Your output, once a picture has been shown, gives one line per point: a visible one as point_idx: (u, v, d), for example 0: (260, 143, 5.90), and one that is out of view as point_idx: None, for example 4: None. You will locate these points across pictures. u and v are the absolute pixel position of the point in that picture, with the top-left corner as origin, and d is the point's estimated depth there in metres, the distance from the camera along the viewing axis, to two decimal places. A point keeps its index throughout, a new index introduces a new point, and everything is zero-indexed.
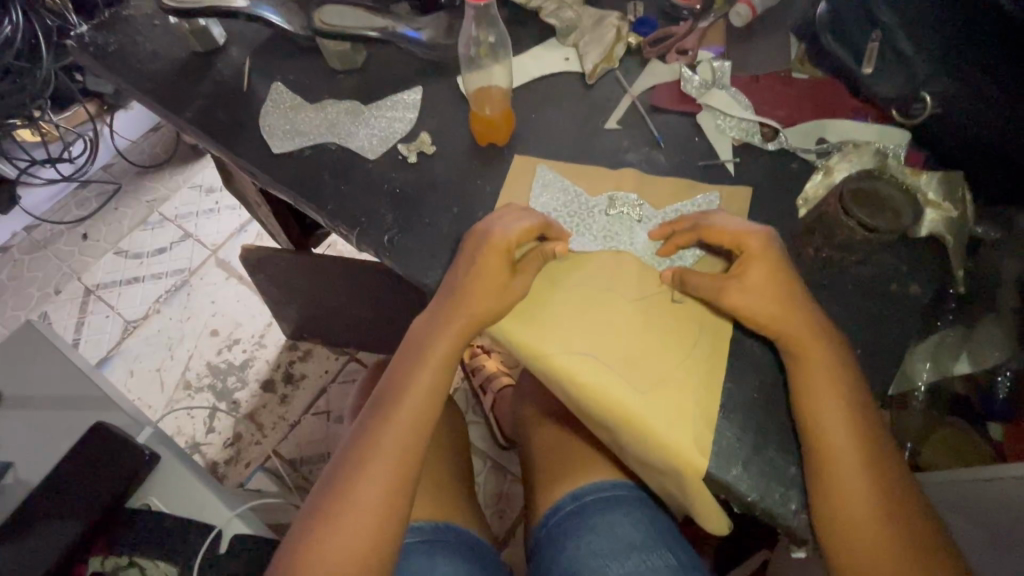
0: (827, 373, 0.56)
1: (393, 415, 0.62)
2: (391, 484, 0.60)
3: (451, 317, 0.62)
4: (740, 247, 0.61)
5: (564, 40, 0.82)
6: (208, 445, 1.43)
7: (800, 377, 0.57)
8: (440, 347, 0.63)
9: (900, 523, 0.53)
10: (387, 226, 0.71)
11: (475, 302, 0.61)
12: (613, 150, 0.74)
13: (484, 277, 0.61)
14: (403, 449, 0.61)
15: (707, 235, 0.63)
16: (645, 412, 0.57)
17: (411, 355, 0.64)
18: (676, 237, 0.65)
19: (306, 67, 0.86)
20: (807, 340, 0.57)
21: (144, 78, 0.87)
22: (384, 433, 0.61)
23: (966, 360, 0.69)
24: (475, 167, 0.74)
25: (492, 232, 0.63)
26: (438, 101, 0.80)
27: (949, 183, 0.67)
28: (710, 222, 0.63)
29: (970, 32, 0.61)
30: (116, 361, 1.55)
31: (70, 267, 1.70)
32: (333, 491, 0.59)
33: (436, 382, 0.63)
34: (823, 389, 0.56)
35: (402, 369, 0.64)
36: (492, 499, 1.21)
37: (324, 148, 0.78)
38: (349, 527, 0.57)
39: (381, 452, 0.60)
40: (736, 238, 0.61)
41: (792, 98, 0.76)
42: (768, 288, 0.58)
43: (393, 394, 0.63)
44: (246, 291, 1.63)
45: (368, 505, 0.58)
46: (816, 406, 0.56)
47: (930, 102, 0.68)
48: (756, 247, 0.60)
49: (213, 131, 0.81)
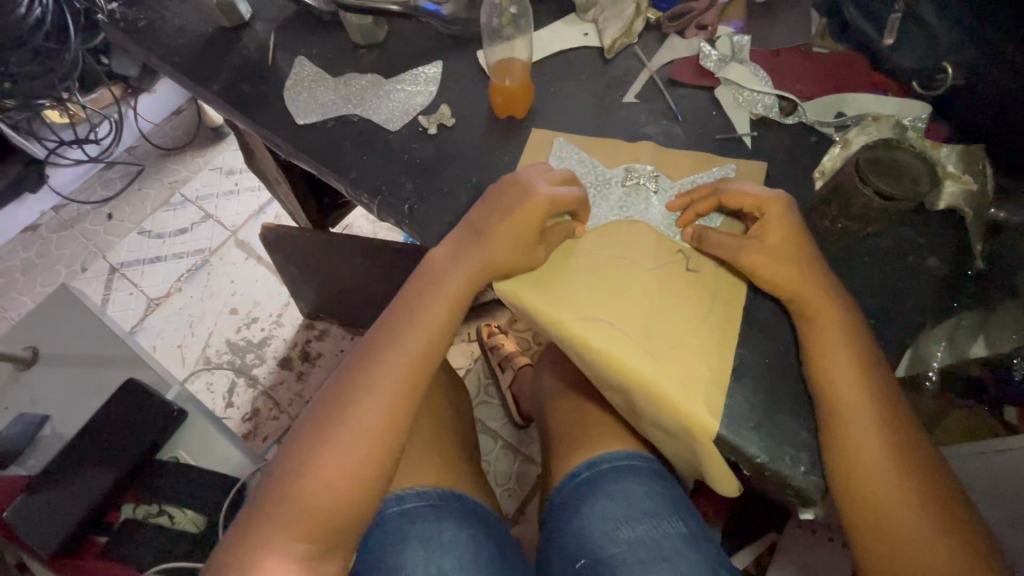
0: (837, 334, 0.57)
1: (391, 352, 0.62)
2: (388, 411, 0.60)
3: (474, 260, 0.64)
4: (760, 210, 0.62)
5: (583, 16, 0.83)
6: (228, 418, 1.48)
7: (813, 340, 0.58)
8: (448, 290, 0.64)
9: (910, 465, 0.54)
10: (406, 196, 0.73)
11: (498, 251, 0.63)
12: (630, 123, 0.75)
13: (518, 227, 0.63)
14: (399, 387, 0.61)
15: (726, 199, 0.64)
16: (660, 377, 0.58)
17: (416, 297, 0.65)
18: (697, 206, 0.65)
19: (328, 42, 0.88)
20: (819, 302, 0.58)
21: (172, 52, 0.90)
22: (382, 367, 0.62)
23: (983, 344, 0.69)
24: (494, 139, 0.75)
25: (532, 185, 0.65)
26: (458, 74, 0.81)
27: (969, 156, 0.67)
28: (728, 187, 0.64)
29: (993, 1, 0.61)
30: (141, 335, 1.59)
31: (97, 245, 1.75)
32: (323, 419, 0.60)
33: (437, 326, 0.64)
34: (835, 349, 0.57)
35: (406, 309, 0.65)
36: (503, 478, 1.23)
37: (345, 120, 0.79)
38: (342, 450, 0.58)
39: (377, 386, 0.61)
40: (758, 201, 0.62)
41: (811, 71, 0.75)
42: (784, 248, 0.60)
43: (398, 327, 0.64)
44: (265, 271, 1.67)
45: (357, 437, 0.59)
46: (827, 360, 0.57)
47: (953, 73, 0.67)
48: (775, 211, 0.62)
49: (239, 104, 0.84)
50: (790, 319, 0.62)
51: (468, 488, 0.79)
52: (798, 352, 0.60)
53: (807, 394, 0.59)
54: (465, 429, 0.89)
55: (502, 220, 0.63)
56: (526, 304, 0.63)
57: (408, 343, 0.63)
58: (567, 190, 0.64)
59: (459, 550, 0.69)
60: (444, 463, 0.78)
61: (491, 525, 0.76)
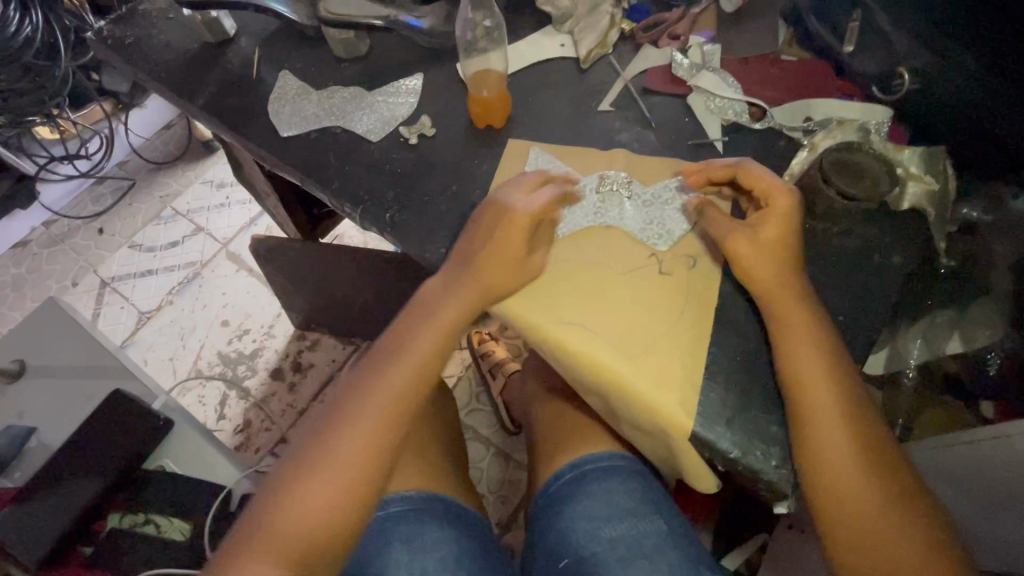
0: (804, 335, 0.59)
1: (380, 379, 0.64)
2: (376, 438, 0.62)
3: (467, 286, 0.65)
4: (766, 196, 0.63)
5: (560, 27, 0.85)
6: (220, 430, 1.48)
7: (779, 338, 0.60)
8: (438, 320, 0.66)
9: (874, 460, 0.56)
10: (388, 205, 0.74)
11: (489, 275, 0.64)
12: (605, 131, 0.77)
13: (506, 244, 0.64)
14: (386, 415, 0.62)
15: (745, 175, 0.65)
16: (633, 376, 0.60)
17: (406, 325, 0.66)
18: (711, 171, 0.68)
19: (311, 56, 0.90)
20: (785, 305, 0.60)
21: (158, 68, 0.92)
22: (371, 394, 0.63)
23: (959, 339, 0.76)
24: (474, 148, 0.77)
25: (511, 206, 0.65)
26: (438, 86, 0.83)
27: (930, 158, 0.69)
28: (750, 165, 0.65)
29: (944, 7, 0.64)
30: (132, 349, 1.60)
31: (88, 260, 1.75)
32: (312, 445, 0.61)
33: (429, 353, 0.65)
34: (802, 349, 0.58)
35: (397, 336, 0.66)
36: (495, 484, 1.24)
37: (328, 132, 0.81)
38: (327, 477, 0.59)
39: (364, 413, 0.62)
40: (767, 191, 0.63)
41: (779, 78, 0.78)
42: (772, 245, 0.61)
43: (391, 353, 0.65)
44: (256, 282, 1.68)
45: (342, 464, 0.60)
46: (793, 360, 0.58)
47: (908, 78, 0.69)
48: (781, 205, 0.62)
49: (224, 118, 0.85)
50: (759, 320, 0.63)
51: (454, 492, 0.80)
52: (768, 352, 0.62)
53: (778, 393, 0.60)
54: (451, 434, 0.90)
55: (493, 244, 0.64)
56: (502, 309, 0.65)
57: (396, 371, 0.64)
58: (551, 204, 0.66)
59: (444, 553, 0.70)
60: (430, 468, 0.79)
61: (476, 528, 0.77)
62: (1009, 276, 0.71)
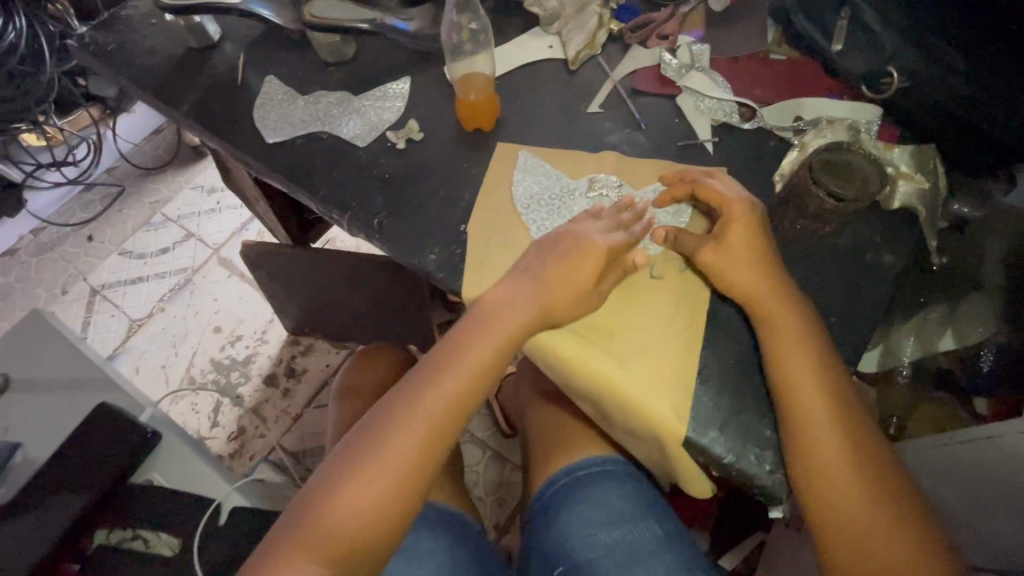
0: (796, 341, 0.58)
1: (425, 396, 0.61)
2: (422, 452, 0.60)
3: (525, 299, 0.63)
4: (722, 207, 0.64)
5: (547, 28, 0.85)
6: (214, 438, 1.47)
7: (771, 345, 0.59)
8: (487, 339, 0.63)
9: (868, 464, 0.55)
10: (376, 210, 0.73)
11: (550, 293, 0.63)
12: (595, 132, 0.76)
13: (576, 271, 0.63)
14: (426, 435, 0.60)
15: (699, 189, 0.66)
16: (625, 381, 0.59)
17: (459, 340, 0.64)
18: (663, 193, 0.69)
19: (297, 60, 0.88)
20: (777, 311, 0.59)
21: (141, 74, 0.90)
22: (420, 403, 0.61)
23: (951, 337, 0.77)
24: (462, 152, 0.76)
25: (586, 233, 0.65)
26: (426, 89, 0.82)
27: (920, 156, 0.69)
28: (700, 181, 0.66)
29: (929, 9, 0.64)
30: (123, 357, 1.58)
31: (77, 268, 1.73)
32: (350, 455, 0.60)
33: (482, 365, 0.63)
34: (795, 356, 0.58)
35: (448, 351, 0.64)
36: (492, 488, 1.23)
37: (314, 138, 0.80)
38: (371, 486, 0.58)
39: (405, 430, 0.60)
40: (721, 199, 0.64)
41: (768, 77, 0.77)
42: (738, 253, 0.62)
43: (444, 363, 0.63)
44: (249, 287, 1.66)
45: (378, 481, 0.58)
46: (784, 364, 0.58)
47: (897, 77, 0.69)
48: (739, 212, 0.63)
49: (209, 124, 0.84)
50: (749, 325, 0.62)
51: (448, 499, 0.79)
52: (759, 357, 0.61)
53: (769, 399, 0.59)
54: None
55: (557, 265, 0.64)
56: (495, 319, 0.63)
57: (441, 390, 0.62)
58: (627, 235, 0.65)
59: (438, 561, 0.69)
60: None
61: (471, 534, 0.76)
62: (1000, 270, 0.73)
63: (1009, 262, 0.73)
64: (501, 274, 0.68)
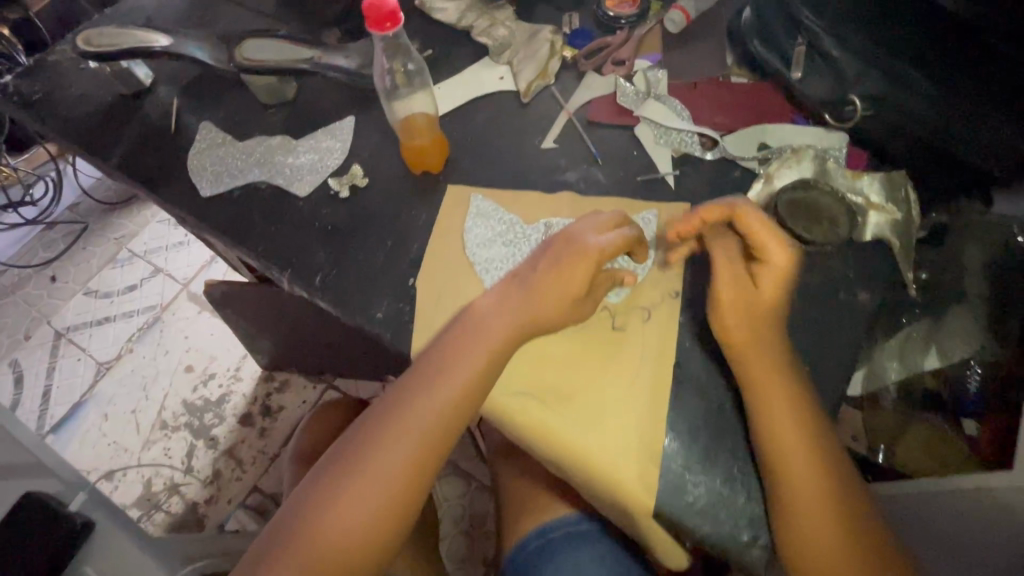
0: (786, 412, 0.53)
1: (418, 404, 0.55)
2: (417, 460, 0.54)
3: (520, 302, 0.58)
4: (760, 250, 0.56)
5: (498, 58, 0.80)
6: (188, 484, 1.40)
7: (760, 416, 0.54)
8: (488, 342, 0.57)
9: (869, 552, 0.50)
10: (319, 266, 0.68)
11: (545, 299, 0.58)
12: (550, 170, 0.72)
13: (577, 269, 0.57)
14: (421, 445, 0.55)
15: (741, 221, 0.57)
16: (588, 448, 0.56)
17: (454, 341, 0.57)
18: (701, 210, 0.59)
19: (234, 103, 0.83)
20: (762, 373, 0.54)
21: (70, 123, 0.84)
22: (414, 409, 0.55)
23: (935, 355, 0.72)
24: (410, 198, 0.71)
25: (580, 240, 0.59)
26: (370, 129, 0.77)
27: (890, 183, 0.65)
28: (748, 210, 0.56)
29: (888, 38, 0.61)
30: (90, 405, 1.51)
31: (39, 311, 1.66)
32: (341, 461, 0.55)
33: (479, 367, 0.56)
34: (785, 421, 0.53)
35: (436, 356, 0.57)
36: (478, 523, 1.18)
37: (253, 188, 0.75)
38: (362, 495, 0.53)
39: (398, 443, 0.54)
40: (763, 244, 0.56)
41: (730, 103, 0.74)
42: (765, 308, 0.56)
43: (439, 365, 0.57)
44: (219, 324, 1.60)
45: (370, 498, 0.53)
46: (775, 443, 0.52)
47: (861, 105, 0.65)
48: (780, 265, 0.56)
49: (141, 177, 0.79)
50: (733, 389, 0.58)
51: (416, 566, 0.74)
52: (742, 419, 0.56)
53: (755, 466, 0.55)
54: None
55: (550, 270, 0.58)
56: (490, 329, 0.58)
57: (436, 397, 0.56)
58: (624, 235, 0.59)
59: None
60: None
61: None
62: (982, 280, 0.70)
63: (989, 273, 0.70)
64: None
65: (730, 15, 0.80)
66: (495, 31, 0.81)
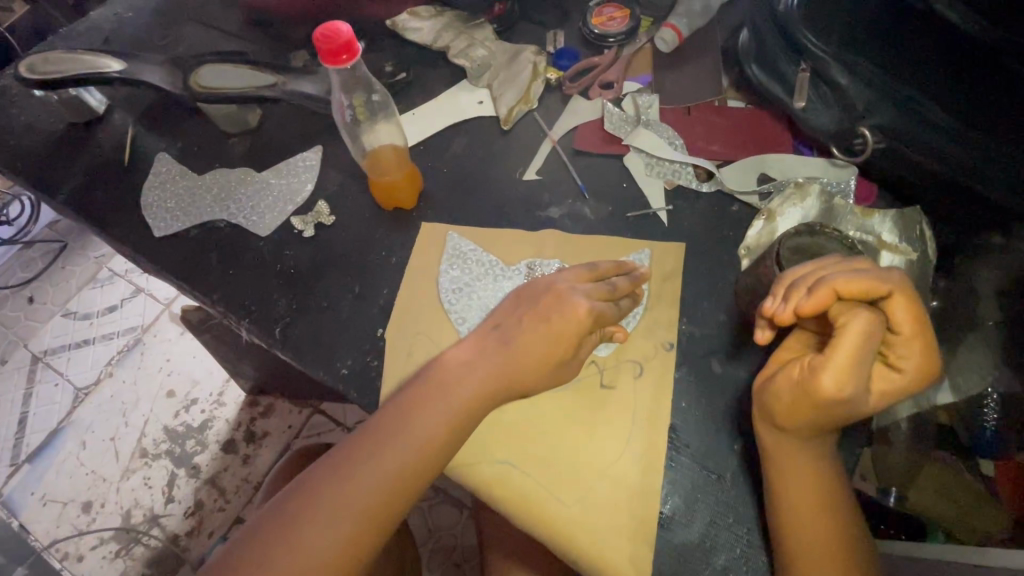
0: (807, 493, 0.46)
1: (390, 444, 0.49)
2: (380, 508, 0.47)
3: (497, 362, 0.52)
4: (896, 350, 0.44)
5: (476, 81, 0.75)
6: (168, 516, 1.34)
7: (777, 495, 0.47)
8: (470, 390, 0.51)
9: None
10: (279, 314, 0.63)
11: (524, 364, 0.52)
12: (532, 204, 0.66)
13: (562, 332, 0.52)
14: (386, 493, 0.48)
15: (894, 313, 0.44)
16: (576, 526, 0.50)
17: (436, 379, 0.52)
18: (840, 281, 0.43)
19: (193, 132, 0.77)
20: (792, 465, 0.47)
21: (18, 154, 0.78)
22: (383, 449, 0.49)
23: (948, 391, 0.62)
24: (381, 236, 0.66)
25: (560, 292, 0.54)
26: (339, 161, 0.72)
27: (904, 220, 0.60)
28: (904, 294, 0.43)
29: (903, 68, 0.56)
30: (68, 432, 1.44)
31: (14, 334, 1.59)
32: (293, 506, 0.47)
33: (459, 410, 0.50)
34: (805, 503, 0.46)
35: (412, 394, 0.51)
36: (469, 555, 1.12)
37: (210, 227, 0.69)
38: (314, 545, 0.46)
39: (375, 468, 0.48)
40: (903, 346, 0.44)
41: (727, 129, 0.69)
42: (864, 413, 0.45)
43: (416, 403, 0.51)
44: (200, 347, 1.53)
45: (323, 545, 0.46)
46: (794, 526, 0.46)
47: (871, 137, 0.60)
48: (914, 372, 0.44)
49: (91, 214, 0.73)
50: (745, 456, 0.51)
51: None
52: (759, 506, 0.50)
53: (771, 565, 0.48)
54: (393, 552, 0.78)
55: (533, 325, 0.53)
56: (461, 391, 0.51)
57: (409, 437, 0.49)
58: (604, 287, 0.54)
59: None
60: None
61: None
62: (998, 307, 0.58)
63: (1004, 297, 0.58)
64: None
65: (724, 35, 0.75)
66: (473, 51, 0.76)
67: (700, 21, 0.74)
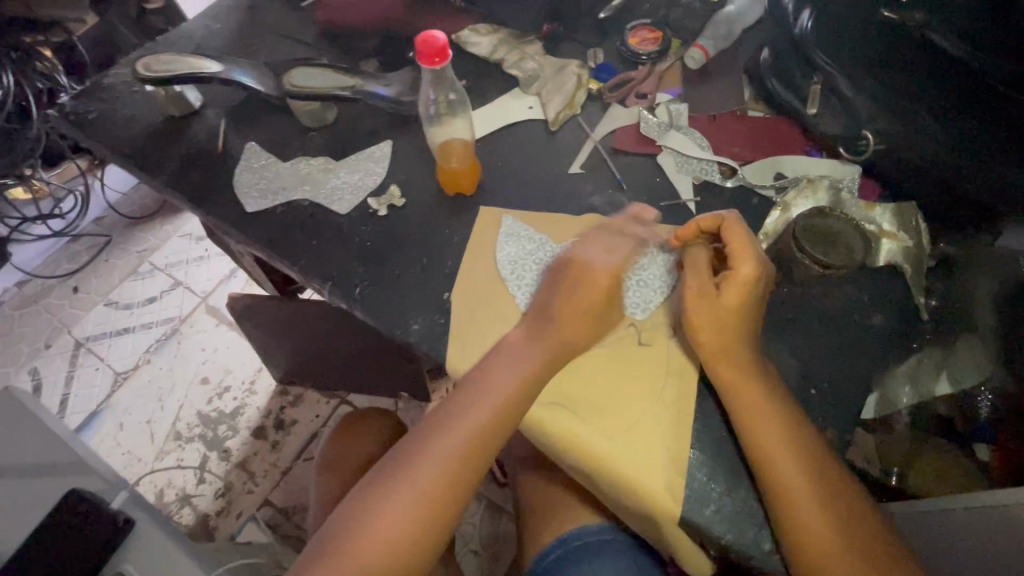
0: (759, 403, 0.56)
1: (480, 395, 0.61)
2: (473, 447, 0.59)
3: (565, 322, 0.63)
4: (733, 257, 0.60)
5: (526, 89, 0.85)
6: (199, 496, 1.42)
7: (738, 409, 0.57)
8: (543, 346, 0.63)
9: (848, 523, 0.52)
10: (357, 279, 0.72)
11: (581, 324, 0.63)
12: (577, 194, 0.76)
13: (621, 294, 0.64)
14: (477, 434, 0.59)
15: (724, 228, 0.61)
16: (615, 457, 0.58)
17: (515, 346, 0.63)
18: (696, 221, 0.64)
19: (277, 127, 0.89)
20: (745, 396, 0.57)
21: (121, 143, 0.89)
22: (475, 400, 0.60)
23: (947, 381, 0.67)
24: (444, 217, 0.76)
25: (609, 267, 0.66)
26: (406, 153, 0.82)
27: (902, 215, 0.70)
28: (732, 218, 0.62)
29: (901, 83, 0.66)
30: (105, 415, 1.53)
31: (60, 321, 1.69)
32: (405, 445, 0.60)
33: (536, 370, 0.62)
34: (759, 410, 0.56)
35: (496, 356, 0.63)
36: (488, 537, 1.19)
37: (295, 205, 0.79)
38: (421, 473, 0.57)
39: (468, 414, 0.60)
40: (733, 254, 0.60)
41: (747, 134, 0.79)
42: (730, 315, 0.59)
43: (499, 362, 0.62)
44: (236, 337, 1.63)
45: (429, 473, 0.57)
46: (754, 429, 0.56)
47: (873, 140, 0.70)
48: (745, 273, 0.59)
49: (188, 193, 0.83)
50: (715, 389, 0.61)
51: None
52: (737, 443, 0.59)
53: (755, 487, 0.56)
54: None
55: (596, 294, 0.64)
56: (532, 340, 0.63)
57: (494, 389, 0.61)
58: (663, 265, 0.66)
59: None
60: None
61: None
62: (992, 314, 0.65)
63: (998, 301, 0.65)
64: (480, 346, 0.67)
65: (744, 56, 0.86)
66: (523, 64, 0.87)
67: (724, 44, 0.85)
